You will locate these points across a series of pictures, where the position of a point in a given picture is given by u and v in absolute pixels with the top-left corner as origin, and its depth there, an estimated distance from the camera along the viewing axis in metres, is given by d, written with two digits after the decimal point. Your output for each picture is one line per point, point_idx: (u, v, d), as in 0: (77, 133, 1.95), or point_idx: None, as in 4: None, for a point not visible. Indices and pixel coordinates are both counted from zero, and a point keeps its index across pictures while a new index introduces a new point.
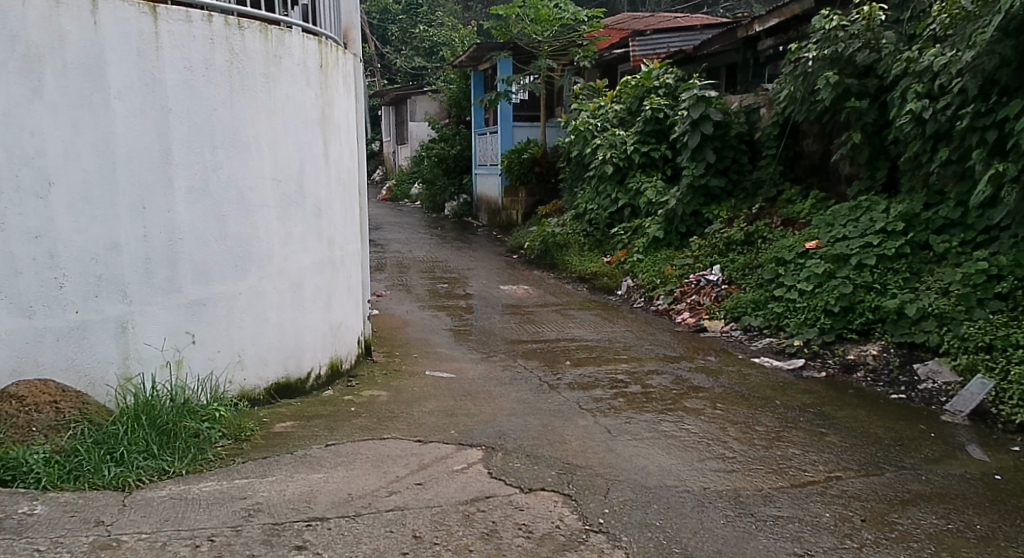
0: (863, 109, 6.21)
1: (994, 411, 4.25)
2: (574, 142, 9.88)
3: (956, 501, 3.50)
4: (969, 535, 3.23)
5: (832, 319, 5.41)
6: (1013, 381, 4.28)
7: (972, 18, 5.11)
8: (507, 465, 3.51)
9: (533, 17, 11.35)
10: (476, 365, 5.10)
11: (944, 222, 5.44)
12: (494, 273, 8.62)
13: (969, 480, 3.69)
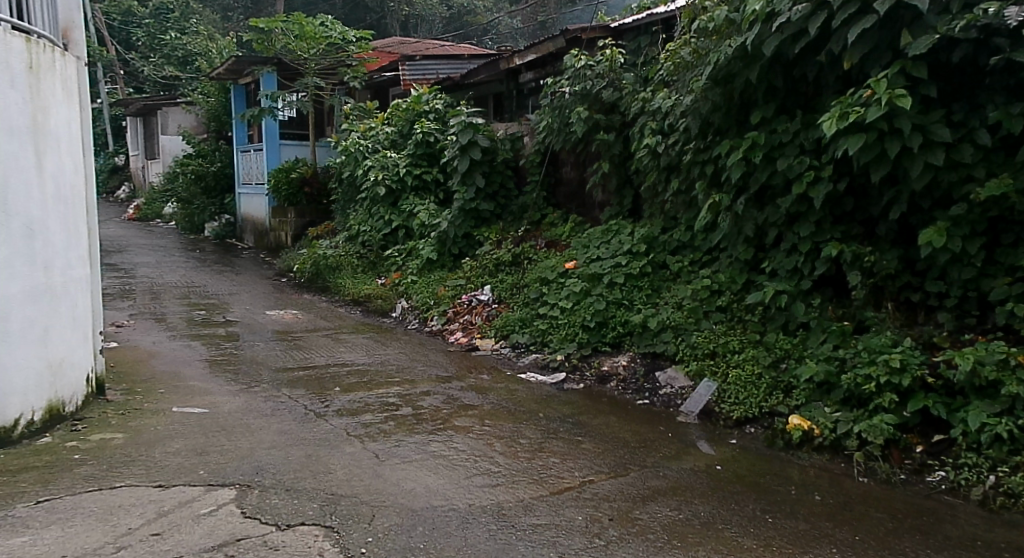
0: (609, 141, 6.78)
1: (718, 409, 4.85)
2: (346, 163, 9.94)
3: (686, 493, 3.96)
4: (694, 522, 3.67)
5: (588, 334, 5.87)
6: (730, 383, 4.91)
7: (689, 67, 5.80)
8: (263, 502, 3.55)
9: (297, 34, 11.25)
10: (234, 398, 5.03)
11: (677, 244, 6.11)
12: (260, 298, 8.48)
13: (697, 472, 4.19)
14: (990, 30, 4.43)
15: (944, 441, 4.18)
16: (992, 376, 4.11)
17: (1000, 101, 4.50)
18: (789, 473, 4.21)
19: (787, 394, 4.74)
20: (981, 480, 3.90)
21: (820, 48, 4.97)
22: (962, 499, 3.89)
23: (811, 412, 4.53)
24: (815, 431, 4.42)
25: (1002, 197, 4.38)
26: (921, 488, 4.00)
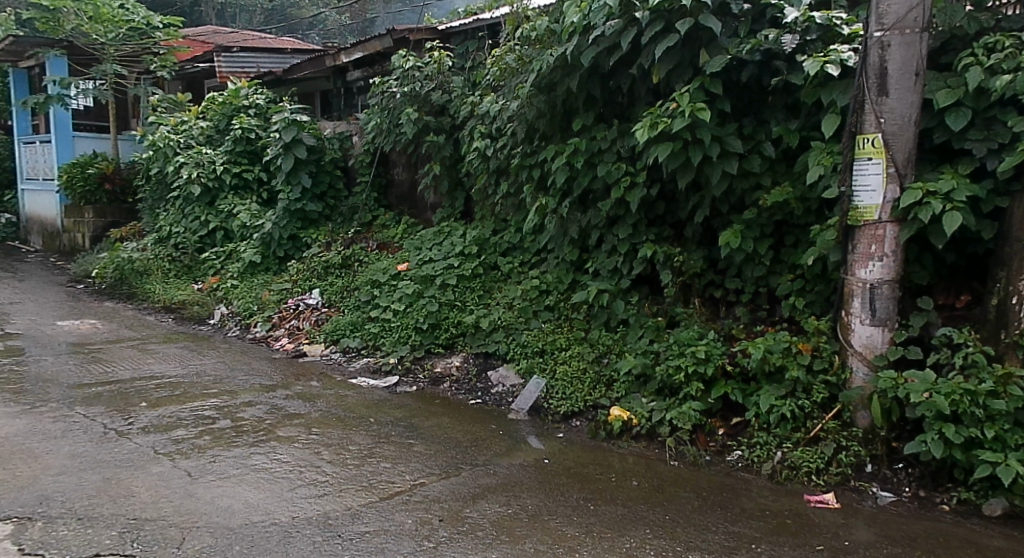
0: (440, 143, 7.46)
1: (547, 406, 5.61)
2: (154, 159, 10.00)
3: (518, 487, 4.56)
4: (521, 516, 4.22)
5: (421, 336, 6.40)
6: (558, 379, 5.70)
7: (516, 72, 6.52)
8: (48, 536, 3.67)
9: (91, 16, 12.01)
10: (17, 420, 4.99)
11: (508, 245, 6.89)
12: (54, 308, 8.33)
13: (527, 467, 4.87)
14: (772, 55, 5.41)
15: (740, 423, 5.31)
16: (778, 363, 5.20)
17: (780, 118, 5.50)
18: (611, 461, 5.06)
19: (609, 387, 5.61)
20: (770, 456, 5.02)
21: (632, 61, 5.77)
22: (755, 473, 4.99)
23: (630, 402, 5.46)
24: (634, 421, 5.35)
25: (784, 203, 5.38)
26: (723, 466, 5.06)
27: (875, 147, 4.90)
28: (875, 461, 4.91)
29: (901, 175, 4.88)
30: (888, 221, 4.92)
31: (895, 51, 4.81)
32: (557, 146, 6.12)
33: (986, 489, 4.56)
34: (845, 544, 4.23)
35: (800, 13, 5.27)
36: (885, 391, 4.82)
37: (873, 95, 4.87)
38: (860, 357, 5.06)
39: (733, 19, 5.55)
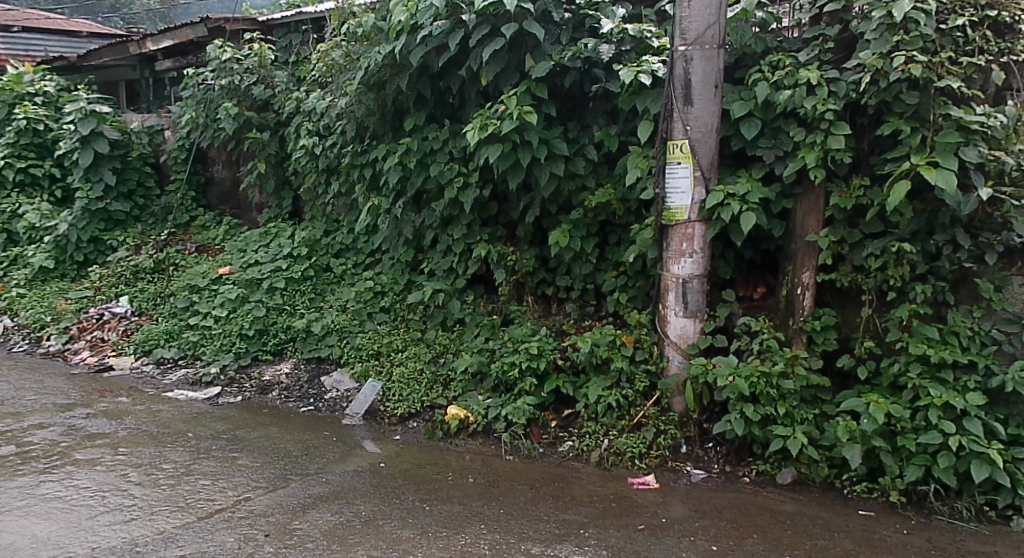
0: (264, 140, 7.52)
1: (383, 408, 5.67)
2: None
3: (349, 494, 4.74)
4: (354, 523, 4.43)
5: (247, 342, 6.26)
6: (394, 382, 5.74)
7: (344, 70, 6.46)
8: None
9: None
10: None
11: (340, 246, 6.92)
12: None
13: (361, 473, 5.00)
14: (592, 63, 5.64)
15: (571, 414, 5.50)
16: (604, 355, 5.42)
17: (602, 124, 5.77)
18: (447, 460, 5.22)
19: (446, 387, 5.69)
20: (597, 444, 5.28)
21: (461, 63, 5.84)
22: (585, 462, 5.24)
23: (466, 401, 5.55)
24: (470, 419, 5.45)
25: (607, 203, 5.66)
26: (555, 457, 5.27)
27: (683, 152, 5.25)
28: (688, 441, 5.31)
29: (707, 179, 5.26)
30: (696, 220, 5.29)
31: (697, 65, 5.17)
32: (388, 146, 6.14)
33: (779, 459, 5.12)
34: (663, 521, 4.65)
35: (615, 24, 5.48)
36: (695, 377, 5.21)
37: (680, 104, 5.22)
38: (675, 346, 5.38)
39: (555, 27, 5.68)
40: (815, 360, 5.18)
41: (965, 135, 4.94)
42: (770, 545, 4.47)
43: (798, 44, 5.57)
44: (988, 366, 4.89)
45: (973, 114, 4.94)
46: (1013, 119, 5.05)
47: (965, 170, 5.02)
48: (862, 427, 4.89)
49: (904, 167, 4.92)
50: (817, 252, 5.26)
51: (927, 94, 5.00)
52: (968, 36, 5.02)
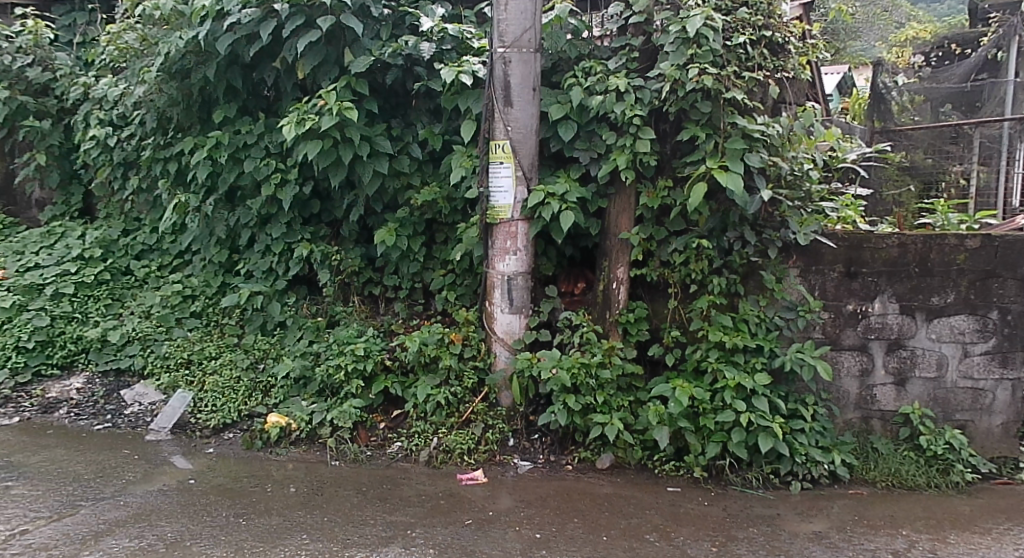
0: (44, 130, 6.99)
1: (194, 420, 5.47)
2: None
3: (151, 515, 4.44)
4: (159, 546, 4.17)
5: (26, 356, 5.85)
6: (206, 392, 5.56)
7: (140, 55, 6.23)
8: None
9: None
10: None
11: (142, 248, 6.58)
12: None
13: (167, 491, 4.71)
14: (413, 60, 5.68)
15: (400, 414, 5.47)
16: (433, 353, 5.43)
17: (425, 121, 5.85)
18: (269, 469, 5.06)
19: (267, 394, 5.57)
20: (427, 443, 5.29)
21: (275, 54, 5.81)
22: (414, 462, 5.23)
23: (288, 408, 5.43)
24: (293, 426, 5.32)
25: (433, 202, 5.72)
26: (384, 459, 5.24)
27: (505, 152, 5.36)
28: (516, 434, 5.44)
29: (528, 178, 5.41)
30: (519, 219, 5.42)
31: (516, 67, 5.29)
32: (196, 139, 6.01)
33: (598, 446, 5.33)
34: (490, 514, 4.68)
35: (435, 22, 5.55)
36: (521, 371, 5.32)
37: (501, 105, 5.34)
38: (502, 342, 5.49)
39: (374, 22, 5.65)
40: (630, 350, 5.45)
41: (748, 142, 5.25)
42: (588, 527, 4.60)
43: (607, 53, 5.73)
44: (772, 350, 5.27)
45: (755, 124, 5.26)
46: (790, 128, 5.39)
47: (749, 173, 5.32)
48: (669, 410, 5.17)
49: (699, 169, 5.19)
50: (629, 249, 5.52)
51: (718, 104, 5.26)
52: (749, 52, 5.31)
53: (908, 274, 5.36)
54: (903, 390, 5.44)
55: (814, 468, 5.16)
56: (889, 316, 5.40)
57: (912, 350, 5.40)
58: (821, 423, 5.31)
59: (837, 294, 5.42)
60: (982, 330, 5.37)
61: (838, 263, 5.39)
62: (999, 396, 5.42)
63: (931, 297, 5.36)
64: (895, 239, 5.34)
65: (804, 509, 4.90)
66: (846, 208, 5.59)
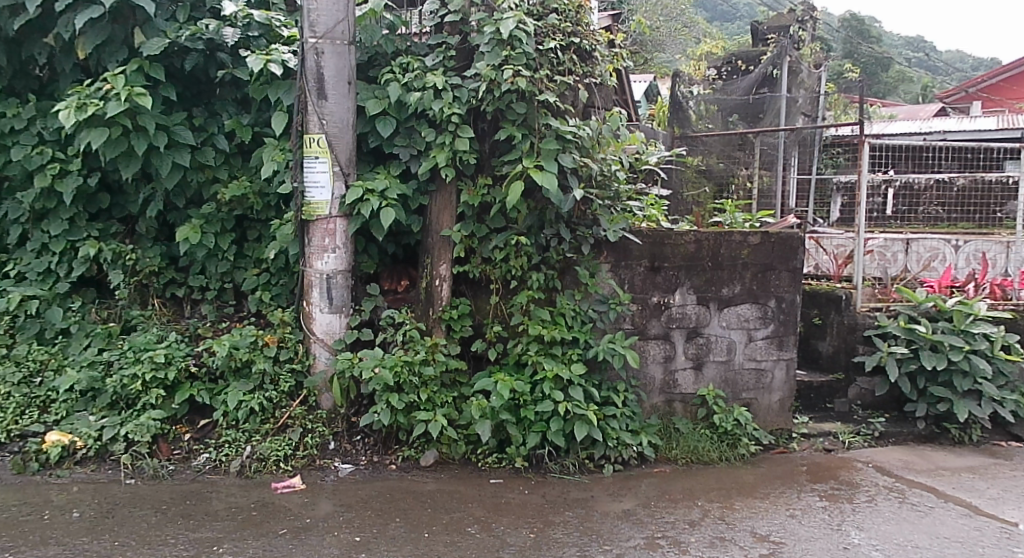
0: None
1: None
2: None
3: None
4: None
5: None
6: None
7: None
8: None
9: None
10: None
11: None
12: None
13: None
14: (215, 45, 5.36)
15: (208, 424, 5.18)
16: (245, 358, 5.17)
17: (232, 111, 5.53)
18: (48, 494, 4.62)
19: (45, 410, 5.07)
20: (239, 452, 5.02)
21: (47, 30, 5.31)
22: (223, 474, 4.95)
23: (71, 425, 4.96)
24: (76, 444, 4.89)
25: (242, 196, 5.46)
26: (188, 474, 4.91)
27: (321, 147, 5.20)
28: (337, 437, 5.29)
29: (346, 173, 5.30)
30: (338, 216, 5.31)
31: (330, 59, 5.16)
32: None
33: (422, 443, 5.26)
34: (307, 521, 4.49)
35: (239, 8, 5.28)
36: (343, 372, 5.19)
37: (315, 98, 5.17)
38: (322, 343, 5.33)
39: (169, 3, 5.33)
40: (453, 346, 5.43)
41: (562, 143, 5.27)
42: (411, 526, 4.50)
43: (424, 50, 5.65)
44: (587, 341, 5.43)
45: (567, 125, 5.30)
46: (598, 131, 5.51)
47: (563, 173, 5.37)
48: (491, 404, 5.17)
49: (516, 169, 5.18)
50: (451, 246, 5.52)
51: (532, 105, 5.26)
52: (560, 56, 5.34)
53: (702, 267, 5.77)
54: (701, 373, 5.84)
55: (624, 450, 5.35)
56: (688, 306, 5.78)
57: (707, 337, 5.82)
58: (631, 408, 5.53)
59: (643, 287, 5.72)
60: (762, 318, 5.88)
61: (644, 258, 5.69)
62: (777, 375, 5.93)
63: (722, 288, 5.81)
64: (692, 236, 5.70)
65: (616, 489, 5.07)
66: (650, 208, 5.95)
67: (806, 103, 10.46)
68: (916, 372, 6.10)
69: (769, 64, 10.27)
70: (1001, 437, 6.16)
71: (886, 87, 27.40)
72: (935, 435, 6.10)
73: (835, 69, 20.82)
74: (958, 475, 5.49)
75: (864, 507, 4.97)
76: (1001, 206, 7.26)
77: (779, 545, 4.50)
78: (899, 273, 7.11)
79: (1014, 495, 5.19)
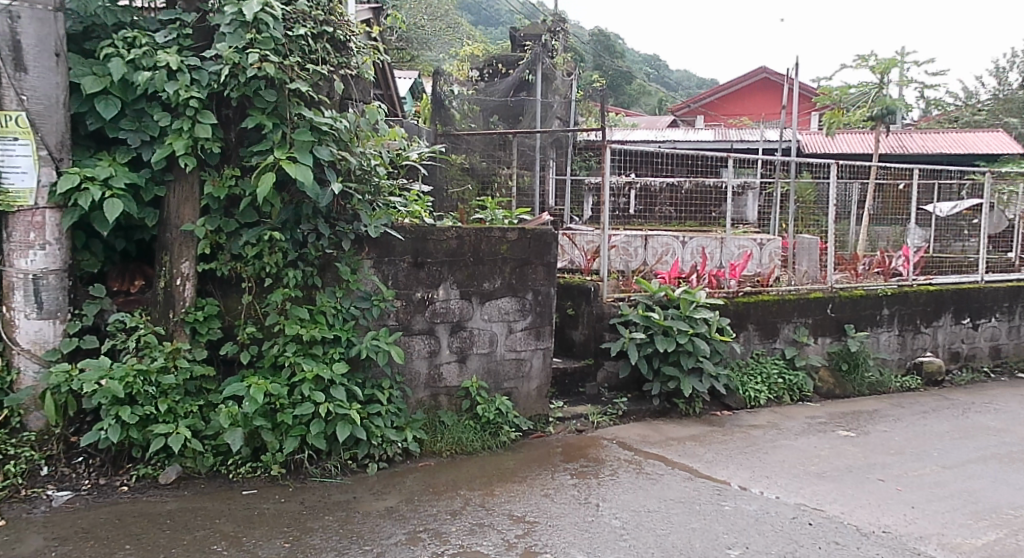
0: None
1: None
2: None
3: None
4: None
5: None
6: None
7: None
8: None
9: None
10: None
11: None
12: None
13: None
14: None
15: None
16: None
17: None
18: None
19: None
20: None
21: None
22: None
23: None
24: None
25: None
26: None
27: (21, 127, 4.75)
28: (50, 461, 4.81)
29: (56, 159, 4.83)
30: (46, 207, 4.84)
31: (26, 26, 4.71)
32: None
33: (161, 460, 4.90)
34: None
35: None
36: (57, 386, 4.76)
37: (11, 70, 4.71)
38: (28, 353, 4.86)
39: None
40: (198, 350, 5.07)
41: (317, 135, 5.05)
42: (144, 552, 4.19)
43: (154, 25, 5.12)
44: (350, 339, 5.28)
45: (322, 116, 5.07)
46: (355, 124, 5.32)
47: (319, 165, 5.14)
48: (243, 411, 4.91)
49: (266, 160, 4.89)
50: (194, 242, 5.10)
51: (282, 94, 4.98)
52: (312, 44, 5.10)
53: (464, 262, 5.85)
54: (464, 366, 5.92)
55: (389, 447, 5.31)
56: (451, 301, 5.83)
57: (470, 331, 5.91)
58: (396, 404, 5.47)
59: (407, 283, 5.67)
60: (521, 310, 6.09)
61: (407, 254, 5.63)
62: (535, 363, 6.15)
63: (483, 283, 5.93)
64: (453, 232, 5.76)
65: (379, 488, 5.01)
66: (412, 203, 5.93)
67: (560, 109, 10.93)
68: (652, 354, 6.61)
69: (525, 69, 10.59)
70: (717, 408, 6.88)
71: (631, 99, 29.44)
72: (666, 409, 6.68)
73: (587, 80, 22.00)
74: (682, 443, 6.02)
75: (608, 480, 5.30)
76: (717, 207, 8.02)
77: (532, 525, 4.69)
78: (637, 266, 7.80)
79: (723, 457, 5.78)
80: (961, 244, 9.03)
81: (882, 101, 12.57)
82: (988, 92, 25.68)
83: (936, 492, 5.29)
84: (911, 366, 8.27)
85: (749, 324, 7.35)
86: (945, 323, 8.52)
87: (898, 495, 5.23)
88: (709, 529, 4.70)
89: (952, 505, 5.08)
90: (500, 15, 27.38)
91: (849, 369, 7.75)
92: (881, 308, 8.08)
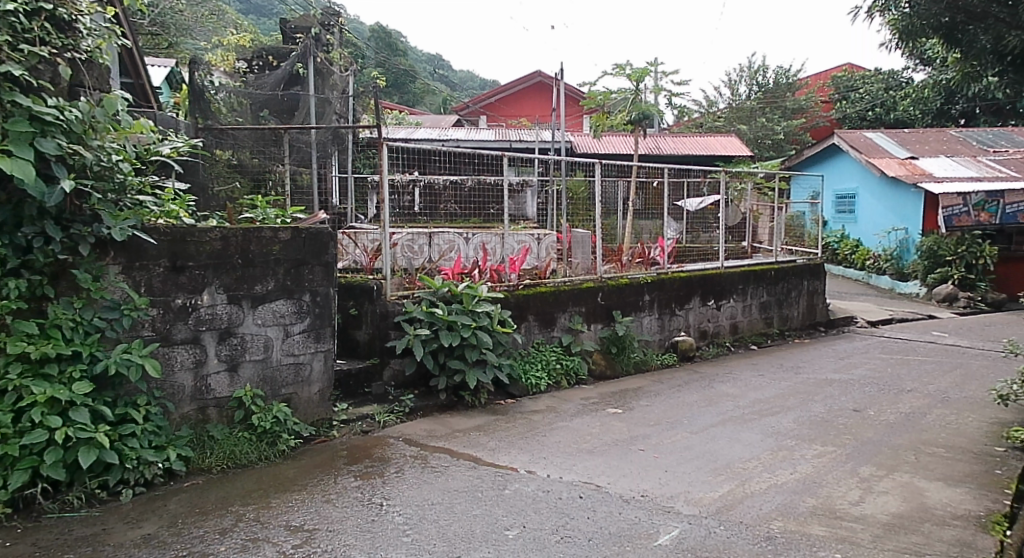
0: None
1: None
2: None
3: None
4: None
5: None
6: None
7: None
8: None
9: None
10: None
11: None
12: None
13: None
14: None
15: None
16: None
17: None
18: None
19: None
20: None
21: None
22: None
23: None
24: None
25: None
26: None
27: None
28: None
29: None
30: None
31: None
32: None
33: None
34: None
35: None
36: None
37: None
38: None
39: None
40: None
41: (39, 126, 4.56)
42: None
43: None
44: (92, 354, 4.79)
45: (45, 106, 4.58)
46: (89, 114, 4.79)
47: (44, 160, 4.65)
48: None
49: None
50: None
51: None
52: (24, 22, 4.59)
53: (231, 265, 5.45)
54: (235, 375, 5.50)
55: (147, 470, 4.86)
56: (217, 306, 5.41)
57: (241, 337, 5.51)
58: (155, 422, 5.01)
59: (164, 289, 5.19)
60: (298, 312, 5.76)
61: (162, 258, 5.17)
62: (315, 366, 5.84)
63: (254, 285, 5.56)
64: (217, 232, 5.36)
65: (134, 516, 4.58)
66: (168, 203, 5.44)
67: (339, 105, 10.63)
68: (437, 350, 6.54)
69: (297, 61, 10.14)
70: (502, 397, 6.96)
71: (413, 97, 29.37)
72: (453, 403, 6.65)
73: (366, 81, 21.54)
74: (467, 434, 6.01)
75: (393, 478, 5.17)
76: (497, 204, 7.82)
77: (311, 533, 4.48)
78: (421, 265, 7.62)
79: (505, 443, 5.84)
80: (708, 235, 9.73)
81: (639, 106, 13.25)
82: (724, 101, 27.72)
83: (685, 455, 5.65)
84: (668, 345, 8.83)
85: (529, 315, 7.51)
86: (694, 305, 9.19)
87: (657, 461, 5.52)
88: (489, 514, 4.71)
89: (697, 465, 5.44)
90: (270, 6, 26.08)
91: (618, 351, 8.12)
92: (642, 294, 8.57)
